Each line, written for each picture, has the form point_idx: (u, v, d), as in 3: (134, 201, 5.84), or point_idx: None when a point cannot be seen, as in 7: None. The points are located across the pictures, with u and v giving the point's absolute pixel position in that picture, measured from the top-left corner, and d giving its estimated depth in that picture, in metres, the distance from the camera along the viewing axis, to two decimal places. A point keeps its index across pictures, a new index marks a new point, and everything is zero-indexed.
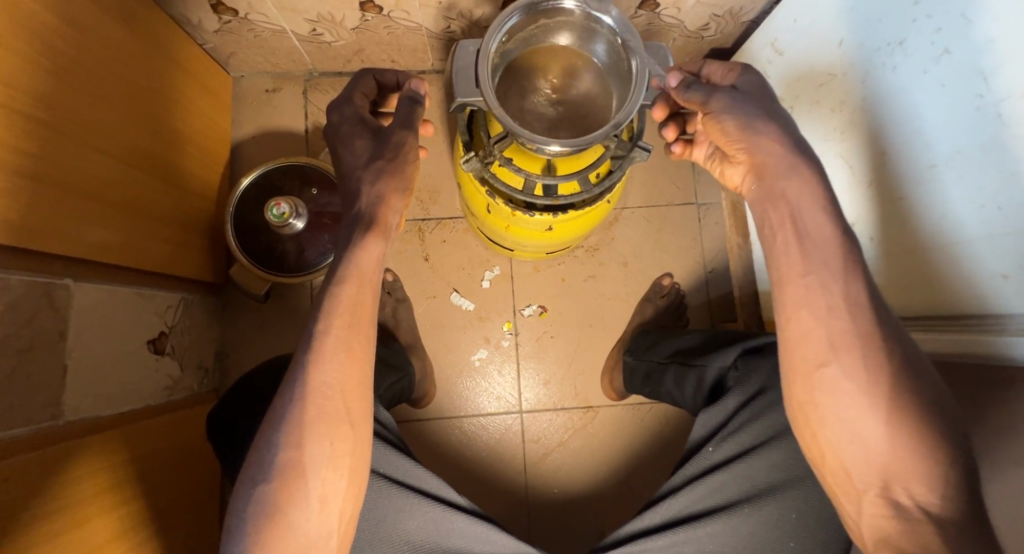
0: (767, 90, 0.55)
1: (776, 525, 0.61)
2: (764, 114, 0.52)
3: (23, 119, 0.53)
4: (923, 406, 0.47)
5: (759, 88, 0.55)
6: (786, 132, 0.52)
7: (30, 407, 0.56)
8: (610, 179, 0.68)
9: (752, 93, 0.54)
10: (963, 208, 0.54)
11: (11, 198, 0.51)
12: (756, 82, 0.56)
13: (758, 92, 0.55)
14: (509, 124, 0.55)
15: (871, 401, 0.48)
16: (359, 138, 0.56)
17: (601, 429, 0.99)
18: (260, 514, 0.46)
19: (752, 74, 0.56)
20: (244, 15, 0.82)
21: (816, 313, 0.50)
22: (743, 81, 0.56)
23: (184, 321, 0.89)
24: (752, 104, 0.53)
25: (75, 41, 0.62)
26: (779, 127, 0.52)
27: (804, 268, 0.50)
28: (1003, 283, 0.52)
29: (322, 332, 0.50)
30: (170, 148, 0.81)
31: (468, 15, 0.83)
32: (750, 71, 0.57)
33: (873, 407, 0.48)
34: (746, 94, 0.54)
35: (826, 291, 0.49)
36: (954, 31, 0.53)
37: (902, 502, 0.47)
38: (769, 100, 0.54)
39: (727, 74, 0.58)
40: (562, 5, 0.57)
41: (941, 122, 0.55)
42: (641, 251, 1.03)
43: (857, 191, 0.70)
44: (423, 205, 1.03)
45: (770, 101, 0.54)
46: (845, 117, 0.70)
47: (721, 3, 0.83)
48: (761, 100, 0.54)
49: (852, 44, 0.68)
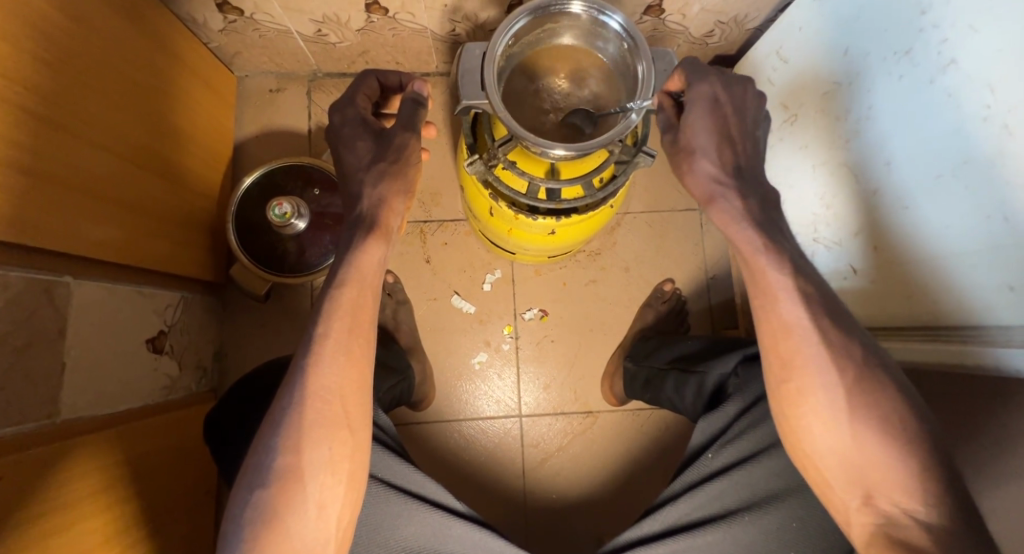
0: (717, 123, 0.53)
1: (777, 536, 0.60)
2: (699, 165, 0.53)
3: (25, 114, 0.53)
4: (908, 411, 0.48)
5: (709, 132, 0.53)
6: (726, 181, 0.53)
7: (27, 404, 0.56)
8: (614, 185, 0.67)
9: (692, 143, 0.54)
10: (970, 218, 0.54)
11: (11, 194, 0.51)
12: (704, 122, 0.53)
13: (700, 140, 0.53)
14: (515, 128, 0.55)
15: (851, 409, 0.48)
16: (362, 140, 0.56)
17: (601, 434, 0.98)
18: (257, 520, 0.45)
19: (706, 108, 0.53)
20: (250, 15, 0.82)
21: (785, 327, 0.50)
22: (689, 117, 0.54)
23: (183, 321, 0.89)
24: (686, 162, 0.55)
25: (78, 36, 0.61)
26: (718, 177, 0.53)
27: (774, 282, 0.50)
28: (1010, 296, 0.51)
29: (322, 334, 0.49)
30: (172, 146, 0.81)
31: (474, 18, 0.83)
32: (704, 103, 0.53)
33: (852, 416, 0.48)
34: (682, 147, 0.55)
35: (794, 304, 0.49)
36: (963, 41, 0.52)
37: (889, 509, 0.47)
38: (718, 142, 0.53)
39: (686, 100, 0.54)
40: (569, 9, 0.57)
41: (950, 131, 0.55)
42: (643, 257, 1.03)
43: (862, 200, 0.70)
44: (426, 207, 1.03)
45: (711, 151, 0.53)
46: (851, 125, 0.70)
47: (726, 10, 0.84)
48: (701, 151, 0.53)
49: (859, 52, 0.67)
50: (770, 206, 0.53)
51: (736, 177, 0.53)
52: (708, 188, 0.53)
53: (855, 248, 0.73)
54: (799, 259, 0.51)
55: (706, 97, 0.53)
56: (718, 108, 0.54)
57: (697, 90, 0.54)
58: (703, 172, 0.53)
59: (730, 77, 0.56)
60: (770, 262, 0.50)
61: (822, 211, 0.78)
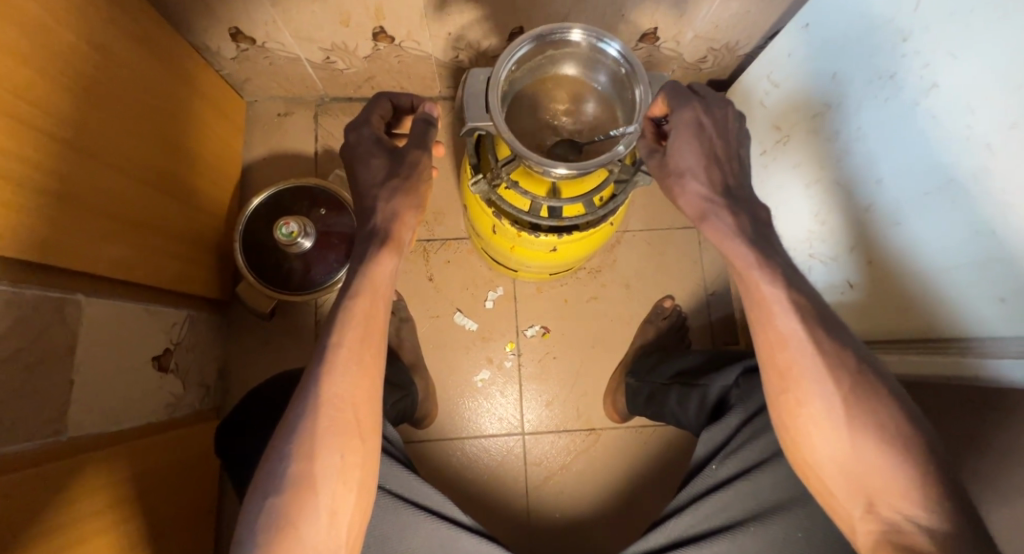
0: (705, 146, 0.55)
1: (782, 545, 0.60)
2: (688, 187, 0.54)
3: (45, 137, 0.55)
4: (907, 422, 0.49)
5: (696, 154, 0.54)
6: (715, 200, 0.53)
7: (34, 422, 0.56)
8: (614, 203, 0.69)
9: (679, 166, 0.55)
10: (958, 232, 0.56)
11: (31, 214, 0.53)
12: (690, 146, 0.54)
13: (687, 164, 0.54)
14: (519, 148, 0.58)
15: (849, 416, 0.50)
16: (376, 157, 0.58)
17: (604, 451, 0.99)
18: (271, 526, 0.46)
19: (692, 131, 0.54)
20: (262, 43, 0.85)
21: (780, 338, 0.51)
22: (677, 140, 0.55)
23: (188, 339, 0.90)
24: (673, 183, 0.56)
25: (101, 67, 0.64)
26: (709, 196, 0.54)
27: (768, 295, 0.51)
28: (1002, 307, 0.52)
29: (335, 344, 0.50)
30: (185, 169, 0.84)
31: (476, 45, 0.86)
32: (689, 128, 0.54)
33: (849, 425, 0.50)
34: (669, 169, 0.56)
35: (789, 317, 0.50)
36: (944, 66, 0.55)
37: (892, 516, 0.48)
38: (708, 163, 0.54)
39: (672, 125, 0.55)
40: (569, 37, 0.60)
41: (936, 150, 0.57)
42: (643, 274, 1.05)
43: (856, 216, 0.72)
44: (429, 226, 1.05)
45: (699, 172, 0.54)
46: (841, 144, 0.72)
47: (718, 37, 0.88)
48: (689, 174, 0.54)
49: (846, 75, 0.70)
50: (762, 224, 0.53)
51: (728, 196, 0.54)
52: (699, 205, 0.54)
53: (850, 262, 0.75)
54: (791, 270, 0.52)
55: (690, 122, 0.55)
56: (704, 129, 0.55)
57: (681, 115, 0.55)
58: (694, 193, 0.54)
59: (712, 101, 0.57)
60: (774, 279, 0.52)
61: (817, 227, 0.81)
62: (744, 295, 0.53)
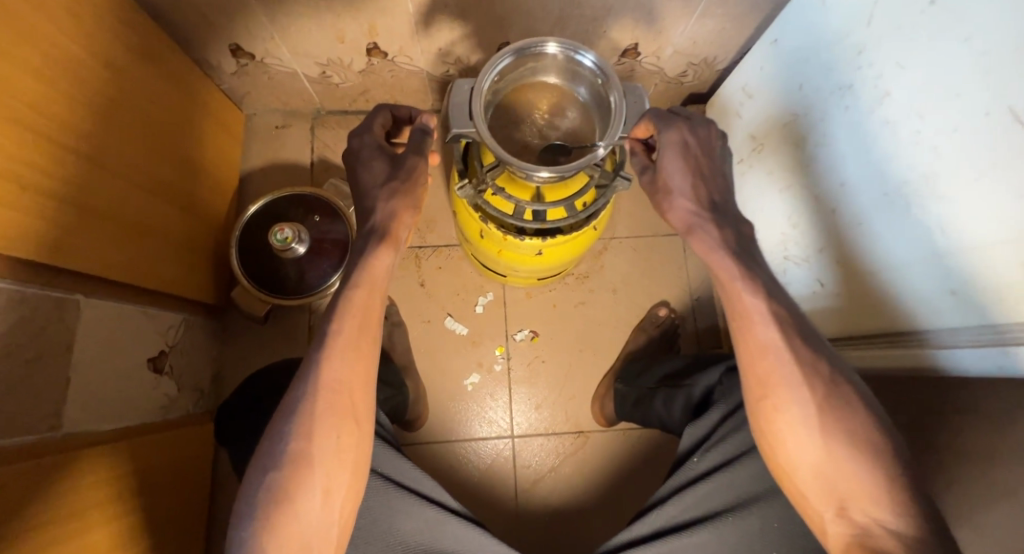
0: (691, 162, 0.59)
1: (759, 535, 0.63)
2: (676, 203, 0.59)
3: (53, 145, 0.58)
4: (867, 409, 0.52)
5: (683, 172, 0.59)
6: (702, 213, 0.58)
7: (31, 417, 0.59)
8: (595, 207, 0.72)
9: (669, 184, 0.59)
10: (912, 231, 0.59)
11: (38, 217, 0.56)
12: (677, 164, 0.59)
13: (675, 182, 0.59)
14: (502, 153, 0.61)
15: (823, 424, 0.52)
16: (378, 161, 0.61)
17: (591, 454, 1.00)
18: (269, 499, 0.48)
19: (678, 150, 0.59)
20: (261, 59, 0.89)
21: (761, 347, 0.54)
22: (665, 159, 0.59)
23: (183, 342, 0.92)
24: (662, 199, 0.61)
25: (108, 79, 0.68)
26: (695, 210, 0.58)
27: (749, 308, 0.54)
28: (953, 300, 0.56)
29: (336, 330, 0.53)
30: (185, 178, 0.87)
31: (465, 60, 0.91)
32: (676, 147, 0.59)
33: (824, 432, 0.52)
34: (659, 186, 0.61)
35: (769, 327, 0.54)
36: (895, 76, 0.59)
37: (863, 520, 0.50)
38: (695, 180, 0.59)
39: (659, 145, 0.60)
40: (548, 49, 0.64)
41: (891, 154, 0.61)
42: (629, 279, 1.08)
43: (825, 219, 0.75)
44: (421, 234, 1.08)
45: (687, 189, 0.59)
46: (809, 152, 0.76)
47: (696, 52, 0.92)
48: (677, 192, 0.59)
49: (811, 87, 0.74)
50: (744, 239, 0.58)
51: (715, 211, 0.59)
52: (687, 220, 0.59)
53: (821, 263, 0.78)
54: (772, 285, 0.56)
55: (677, 142, 0.59)
56: (690, 146, 0.59)
57: (668, 136, 0.60)
58: (681, 208, 0.59)
59: (696, 120, 0.61)
60: (741, 271, 0.55)
61: (791, 231, 0.84)
62: (725, 305, 0.57)
